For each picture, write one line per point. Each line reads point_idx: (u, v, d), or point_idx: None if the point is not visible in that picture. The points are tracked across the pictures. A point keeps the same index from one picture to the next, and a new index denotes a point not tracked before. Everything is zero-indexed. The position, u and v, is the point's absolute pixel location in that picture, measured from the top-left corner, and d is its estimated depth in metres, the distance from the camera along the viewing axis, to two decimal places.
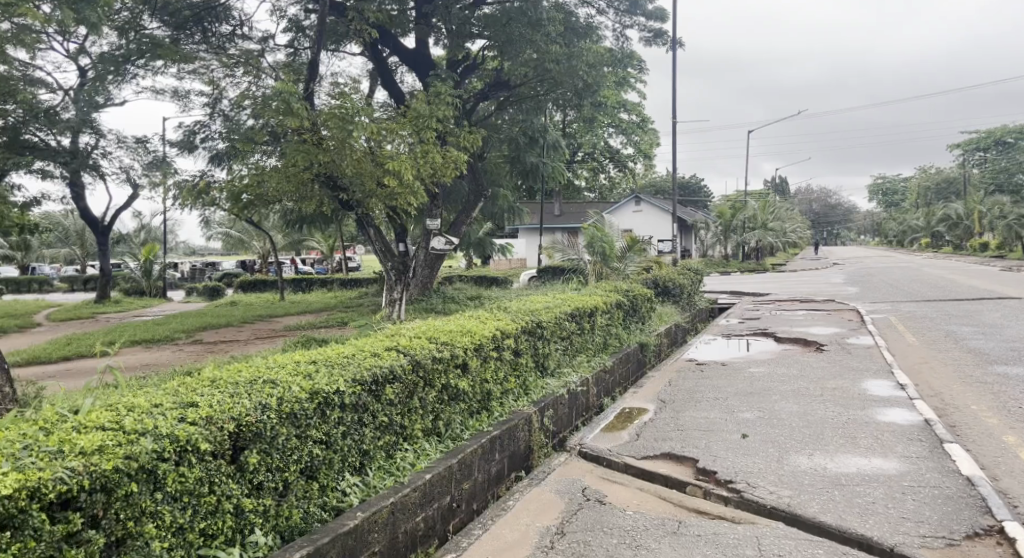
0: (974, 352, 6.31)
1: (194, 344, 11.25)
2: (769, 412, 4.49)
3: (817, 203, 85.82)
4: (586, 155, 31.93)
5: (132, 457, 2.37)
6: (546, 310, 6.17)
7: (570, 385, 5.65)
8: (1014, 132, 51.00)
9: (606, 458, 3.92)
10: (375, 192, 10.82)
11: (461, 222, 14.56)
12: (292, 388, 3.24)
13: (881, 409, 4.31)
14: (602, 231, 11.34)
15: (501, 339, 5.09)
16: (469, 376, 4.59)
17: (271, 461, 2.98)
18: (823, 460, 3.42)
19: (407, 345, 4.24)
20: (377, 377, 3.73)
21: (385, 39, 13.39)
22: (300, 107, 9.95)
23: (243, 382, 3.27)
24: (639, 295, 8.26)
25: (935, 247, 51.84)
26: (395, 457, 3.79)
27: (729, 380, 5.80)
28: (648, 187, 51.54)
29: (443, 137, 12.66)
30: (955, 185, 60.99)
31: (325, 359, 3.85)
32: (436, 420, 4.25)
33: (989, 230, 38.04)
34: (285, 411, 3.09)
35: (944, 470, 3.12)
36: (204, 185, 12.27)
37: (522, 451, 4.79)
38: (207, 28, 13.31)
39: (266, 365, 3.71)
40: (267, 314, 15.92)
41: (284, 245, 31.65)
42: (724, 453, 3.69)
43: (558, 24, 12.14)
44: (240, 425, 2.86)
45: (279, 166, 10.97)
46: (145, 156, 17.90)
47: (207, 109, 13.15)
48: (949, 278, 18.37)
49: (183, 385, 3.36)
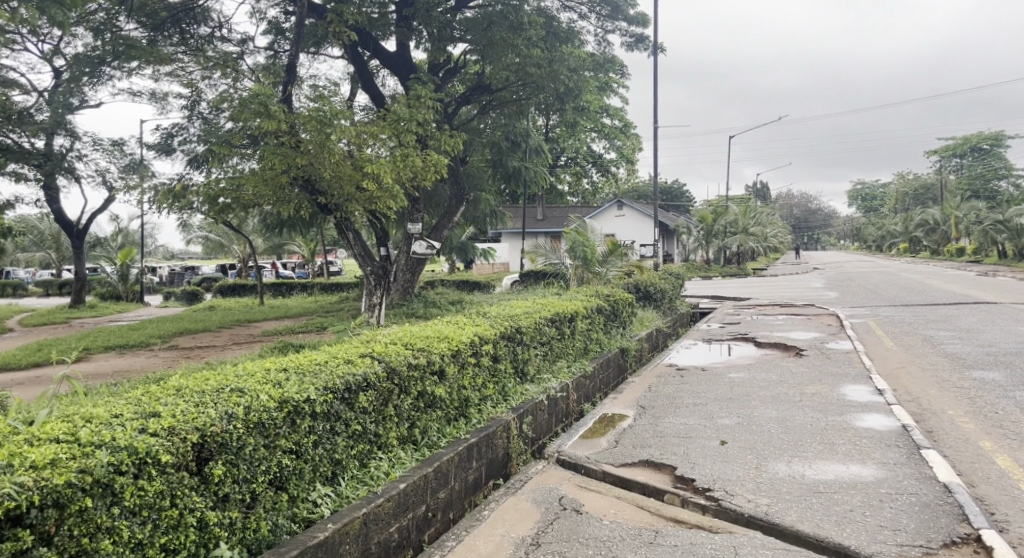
0: (952, 357, 6.36)
1: (169, 351, 11.00)
2: (748, 418, 4.46)
3: (797, 208, 87.03)
4: (569, 160, 32.02)
5: (86, 471, 2.25)
6: (526, 315, 6.10)
7: (549, 390, 5.59)
8: (989, 139, 52.10)
9: (583, 466, 3.86)
10: (355, 195, 10.71)
11: (443, 227, 14.46)
12: (260, 397, 3.13)
13: (859, 415, 4.32)
14: (584, 235, 11.32)
15: (480, 345, 5.01)
16: (445, 382, 4.51)
17: (238, 472, 2.86)
18: (801, 467, 3.39)
19: (382, 351, 4.14)
20: (349, 385, 3.62)
21: (366, 41, 13.25)
22: (279, 109, 9.78)
23: (209, 391, 3.15)
24: (620, 299, 8.24)
25: (913, 252, 52.66)
26: (370, 466, 3.69)
27: (709, 386, 5.77)
28: (631, 192, 51.85)
29: (424, 141, 12.55)
30: (932, 191, 62.03)
31: (297, 366, 3.74)
32: (411, 428, 4.16)
33: (965, 235, 38.71)
34: (252, 421, 2.98)
35: (921, 477, 3.11)
36: (181, 188, 12.03)
37: (500, 458, 4.71)
38: (185, 29, 13.10)
39: (235, 372, 3.59)
40: (245, 319, 15.67)
41: (265, 249, 31.28)
42: (703, 460, 3.65)
43: (538, 28, 12.13)
44: (205, 435, 2.74)
45: (257, 169, 10.83)
46: (122, 159, 17.56)
47: (186, 112, 12.93)
48: (928, 282, 18.60)
49: (146, 394, 3.22)
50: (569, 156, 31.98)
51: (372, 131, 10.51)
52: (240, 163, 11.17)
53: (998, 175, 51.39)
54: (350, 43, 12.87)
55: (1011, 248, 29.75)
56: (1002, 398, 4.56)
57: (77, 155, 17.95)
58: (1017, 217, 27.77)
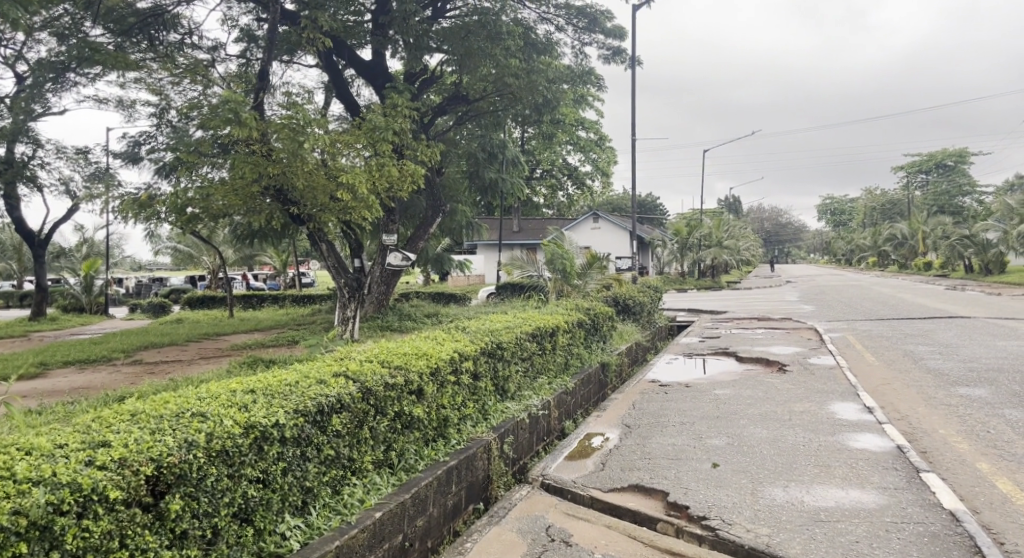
0: (934, 373, 6.36)
1: (131, 366, 10.53)
2: (738, 438, 4.34)
3: (768, 222, 89.06)
4: (545, 172, 32.16)
5: (21, 512, 2.01)
6: (506, 330, 5.89)
7: (530, 408, 5.41)
8: (952, 157, 54.04)
9: (570, 491, 3.68)
10: (328, 206, 10.42)
11: (419, 238, 14.21)
12: (223, 422, 2.87)
13: (852, 435, 4.23)
14: (563, 248, 11.25)
15: (459, 362, 4.80)
16: (424, 402, 4.28)
17: (197, 506, 2.60)
18: (799, 493, 3.26)
19: (357, 370, 3.90)
20: (322, 407, 3.38)
21: (340, 50, 13.00)
22: (250, 117, 9.36)
23: (167, 415, 2.87)
24: (600, 313, 8.12)
25: (881, 266, 54.00)
26: (343, 494, 3.43)
27: (694, 403, 5.66)
28: (606, 205, 52.38)
29: (400, 150, 12.31)
30: (898, 207, 63.90)
31: (265, 387, 3.47)
32: (388, 451, 3.92)
33: (933, 250, 39.81)
34: (214, 449, 2.72)
35: (925, 504, 3.01)
36: (146, 198, 11.58)
37: (480, 481, 4.50)
38: (154, 34, 12.74)
39: (196, 394, 3.31)
40: (213, 332, 15.15)
41: (236, 261, 30.50)
42: (696, 485, 3.50)
43: (517, 38, 12.02)
44: (161, 466, 2.48)
45: (225, 178, 10.46)
46: (86, 167, 16.91)
47: (154, 120, 12.53)
48: (900, 296, 18.91)
49: (96, 419, 2.92)
50: (544, 168, 32.11)
51: (348, 141, 10.26)
52: (210, 173, 10.80)
53: (960, 192, 53.26)
54: (324, 51, 12.59)
55: (978, 262, 30.59)
56: (992, 417, 4.52)
57: (39, 164, 17.28)
58: (983, 231, 28.57)
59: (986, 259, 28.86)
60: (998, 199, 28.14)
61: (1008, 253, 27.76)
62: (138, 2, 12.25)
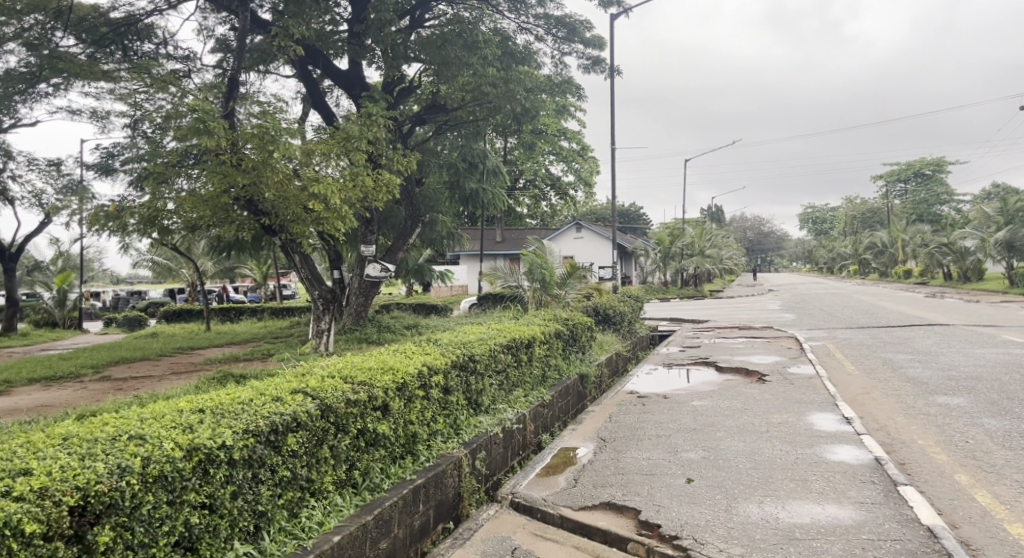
0: (914, 382, 6.27)
1: (99, 382, 10.16)
2: (714, 451, 4.22)
3: (750, 232, 90.09)
4: (528, 183, 32.31)
5: None
6: (480, 342, 5.73)
7: (505, 422, 5.24)
8: (929, 166, 55.09)
9: (540, 510, 3.52)
10: (301, 216, 10.21)
11: (398, 248, 14.05)
12: (162, 445, 2.65)
13: (829, 446, 4.13)
14: (542, 257, 11.11)
15: (428, 376, 4.62)
16: (389, 418, 4.10)
17: (131, 537, 2.38)
18: (774, 509, 3.13)
19: (316, 386, 3.71)
20: (275, 426, 3.18)
21: (317, 59, 12.86)
22: (219, 126, 9.12)
23: (102, 438, 2.66)
24: (578, 323, 7.97)
25: (863, 275, 54.67)
26: (300, 517, 3.23)
27: (671, 415, 5.53)
28: (589, 215, 52.68)
29: (376, 160, 12.15)
30: (878, 216, 64.86)
31: (216, 406, 3.27)
32: (351, 470, 3.73)
33: (913, 258, 40.35)
34: (151, 475, 2.50)
35: (903, 519, 2.89)
36: (115, 209, 11.26)
37: (450, 499, 4.31)
38: (127, 45, 12.55)
39: (138, 415, 3.09)
40: (188, 345, 14.79)
41: (215, 273, 30.00)
42: (669, 502, 3.36)
43: (494, 47, 11.98)
44: (88, 494, 2.27)
45: (197, 189, 10.22)
46: (59, 179, 16.51)
47: (127, 131, 12.26)
48: (880, 304, 19.04)
49: (24, 444, 2.70)
50: (527, 178, 32.50)
51: (322, 151, 10.05)
52: (182, 185, 10.60)
53: (938, 200, 54.40)
54: (298, 59, 12.43)
55: (956, 270, 30.99)
56: (971, 427, 4.45)
57: (12, 175, 16.89)
58: (961, 239, 29.01)
59: (963, 266, 29.25)
60: (974, 207, 28.62)
61: (986, 261, 28.20)
62: (111, 11, 12.04)
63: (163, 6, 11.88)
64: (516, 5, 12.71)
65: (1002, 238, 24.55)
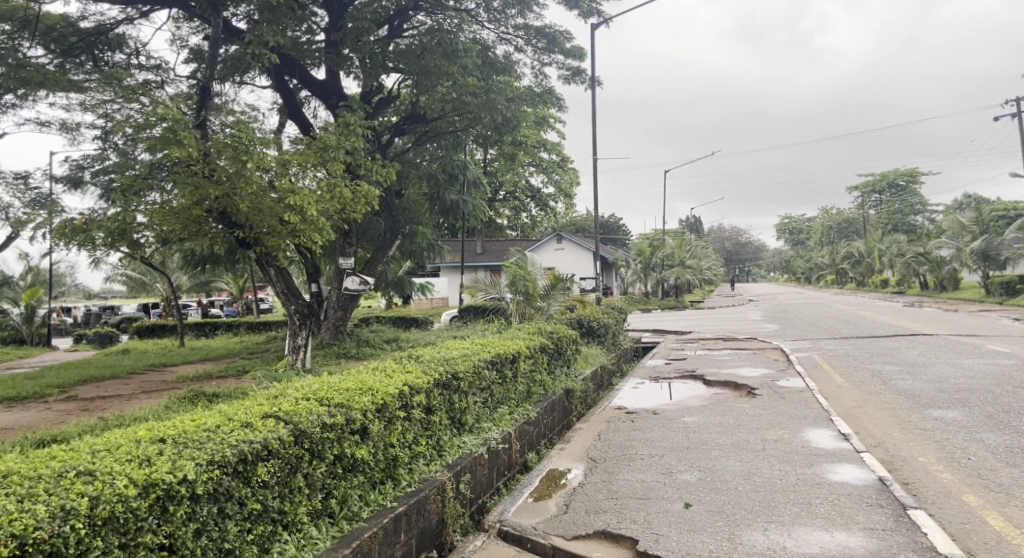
0: (906, 395, 6.20)
1: (65, 402, 9.68)
2: (711, 472, 4.06)
3: (728, 241, 91.41)
4: (508, 195, 32.93)
5: None
6: (463, 358, 5.51)
7: (490, 442, 5.03)
8: (903, 177, 56.41)
9: (529, 540, 3.32)
10: (277, 229, 9.89)
11: (377, 261, 13.78)
12: (114, 482, 2.37)
13: (831, 466, 4.00)
14: (524, 269, 10.93)
15: (409, 396, 4.38)
16: (367, 442, 3.85)
17: None
18: (780, 537, 2.98)
19: (290, 410, 3.46)
20: (243, 456, 2.91)
21: (293, 69, 12.62)
22: (190, 136, 8.82)
23: (46, 475, 2.38)
24: (563, 337, 7.80)
25: (840, 284, 55.63)
26: (272, 553, 2.95)
27: (662, 433, 5.36)
28: (569, 225, 52.89)
29: (354, 172, 11.87)
30: (854, 225, 66.06)
31: (178, 434, 2.99)
32: (327, 498, 3.47)
33: (889, 267, 41.21)
34: (100, 517, 2.23)
35: (917, 548, 2.76)
36: (82, 221, 10.78)
37: (433, 527, 4.06)
38: (98, 55, 12.16)
39: (90, 447, 2.80)
40: (160, 362, 14.28)
41: (189, 287, 29.22)
42: (668, 530, 3.19)
43: (473, 57, 11.94)
44: (25, 543, 1.99)
45: (169, 202, 9.88)
46: (25, 193, 15.81)
47: (98, 143, 11.85)
48: (860, 314, 19.15)
49: None
50: (507, 191, 32.59)
51: (298, 161, 9.83)
52: (153, 198, 10.24)
53: (911, 211, 55.96)
54: (274, 69, 12.17)
55: (932, 279, 31.59)
56: (971, 443, 4.36)
57: None
58: (937, 249, 29.56)
59: (940, 274, 29.87)
60: (947, 217, 29.22)
61: (961, 270, 28.73)
62: (81, 20, 11.71)
63: (134, 15, 11.55)
64: (496, 15, 12.66)
65: (977, 247, 24.96)
